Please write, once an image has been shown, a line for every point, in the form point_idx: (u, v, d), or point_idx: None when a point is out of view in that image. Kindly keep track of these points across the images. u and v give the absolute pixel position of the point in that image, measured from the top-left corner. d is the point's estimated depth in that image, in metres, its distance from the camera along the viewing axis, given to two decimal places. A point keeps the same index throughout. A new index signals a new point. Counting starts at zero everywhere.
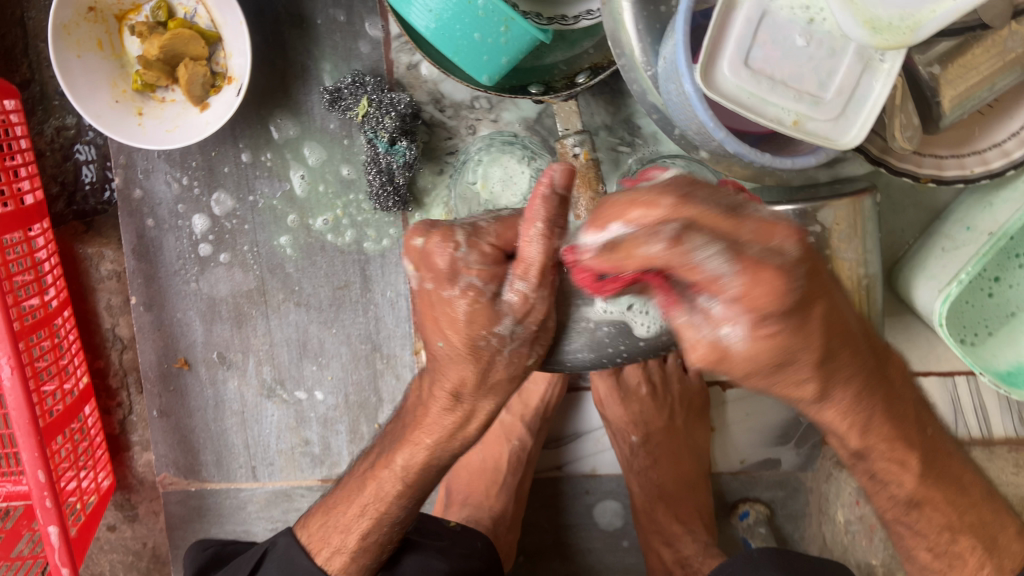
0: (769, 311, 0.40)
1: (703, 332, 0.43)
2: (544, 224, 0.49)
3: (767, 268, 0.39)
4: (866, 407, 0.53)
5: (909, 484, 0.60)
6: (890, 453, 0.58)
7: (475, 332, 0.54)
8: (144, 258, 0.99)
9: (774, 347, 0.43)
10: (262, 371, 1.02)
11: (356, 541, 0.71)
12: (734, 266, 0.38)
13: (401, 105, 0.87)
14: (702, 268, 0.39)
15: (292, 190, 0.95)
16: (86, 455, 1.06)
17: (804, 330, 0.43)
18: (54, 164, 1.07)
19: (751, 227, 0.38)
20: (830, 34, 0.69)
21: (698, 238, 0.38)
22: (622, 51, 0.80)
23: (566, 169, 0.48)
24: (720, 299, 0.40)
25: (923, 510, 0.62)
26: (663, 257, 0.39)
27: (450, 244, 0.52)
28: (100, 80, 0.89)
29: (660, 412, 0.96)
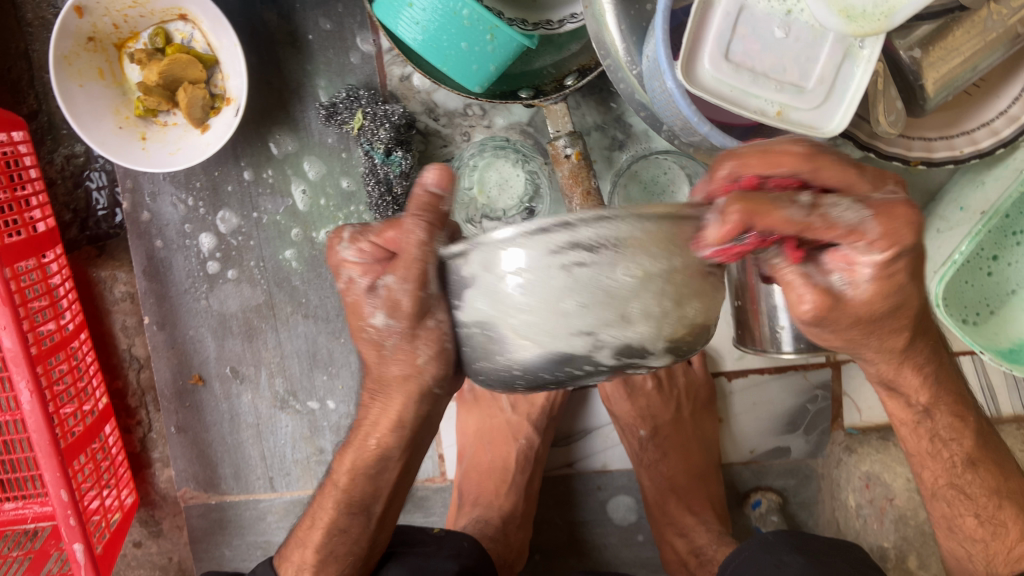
0: (904, 248, 0.48)
1: (817, 280, 0.51)
2: (418, 219, 0.53)
3: (897, 207, 0.47)
4: (937, 361, 0.63)
5: (965, 448, 0.67)
6: (952, 410, 0.66)
7: (357, 322, 0.59)
8: (155, 279, 1.01)
9: (891, 292, 0.52)
10: (274, 383, 1.04)
11: (313, 554, 0.73)
12: (870, 211, 0.46)
13: (394, 116, 0.88)
14: (841, 224, 0.46)
15: (295, 205, 0.97)
16: (109, 473, 1.09)
17: (920, 278, 0.54)
18: (66, 192, 1.10)
19: (839, 169, 0.47)
20: (808, 25, 0.70)
21: (832, 197, 0.46)
22: (607, 52, 0.81)
23: (437, 169, 0.54)
24: (864, 245, 0.48)
25: (976, 472, 0.67)
26: (804, 221, 0.45)
27: (339, 240, 0.59)
28: (102, 108, 0.92)
29: (666, 405, 0.98)
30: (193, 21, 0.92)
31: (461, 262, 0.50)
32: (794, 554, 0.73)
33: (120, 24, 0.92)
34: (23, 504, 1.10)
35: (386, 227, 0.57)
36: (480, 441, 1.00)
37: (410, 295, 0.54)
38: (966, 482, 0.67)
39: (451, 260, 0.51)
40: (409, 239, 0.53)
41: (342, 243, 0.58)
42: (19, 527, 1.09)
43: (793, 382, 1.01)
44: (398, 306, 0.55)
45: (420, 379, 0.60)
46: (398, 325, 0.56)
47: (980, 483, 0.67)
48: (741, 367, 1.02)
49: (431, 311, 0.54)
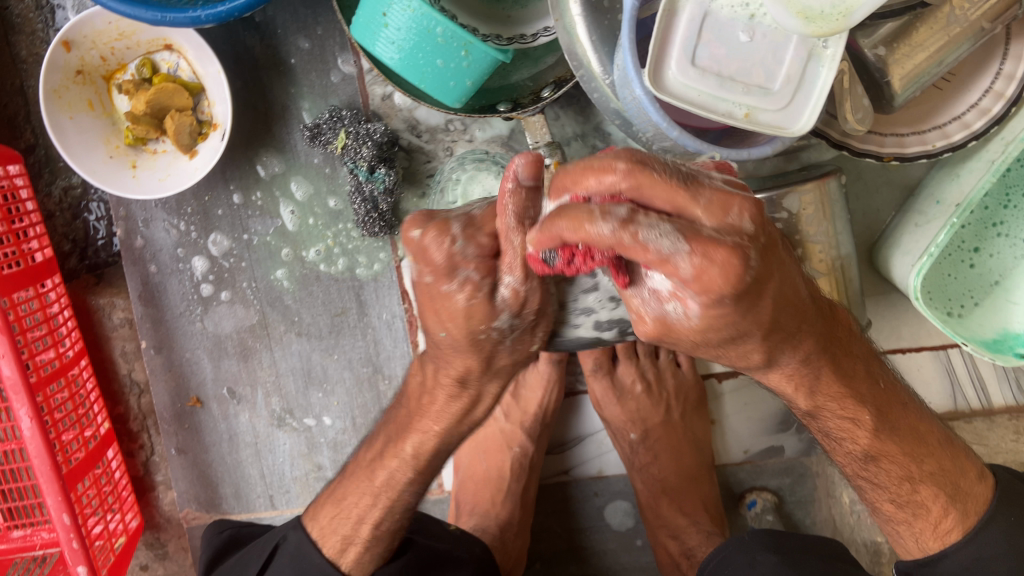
0: (722, 294, 0.46)
1: (651, 309, 0.50)
2: (518, 217, 0.50)
3: (719, 246, 0.44)
4: (815, 372, 0.60)
5: (863, 441, 0.67)
6: (841, 411, 0.65)
7: (475, 326, 0.54)
8: (151, 303, 1.03)
9: (716, 322, 0.49)
10: (271, 403, 1.06)
11: (371, 530, 0.74)
12: (686, 245, 0.44)
13: (376, 134, 0.91)
14: (653, 249, 0.44)
15: (284, 225, 0.99)
16: (112, 497, 1.11)
17: (760, 287, 0.48)
18: (65, 223, 1.12)
19: (704, 205, 0.46)
20: (770, 28, 0.72)
21: (648, 219, 0.44)
22: (580, 63, 0.83)
23: (529, 159, 0.50)
24: (680, 281, 0.46)
25: (880, 465, 0.69)
26: (613, 237, 0.44)
27: (446, 237, 0.51)
28: (94, 139, 0.94)
29: (657, 408, 0.98)
30: (179, 50, 0.94)
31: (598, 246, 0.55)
32: (769, 552, 0.74)
33: (108, 57, 0.94)
34: (32, 532, 1.12)
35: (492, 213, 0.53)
36: (474, 451, 1.02)
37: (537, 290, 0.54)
38: (872, 471, 0.70)
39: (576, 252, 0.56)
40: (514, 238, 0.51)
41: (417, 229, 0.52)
42: (29, 554, 1.11)
43: None
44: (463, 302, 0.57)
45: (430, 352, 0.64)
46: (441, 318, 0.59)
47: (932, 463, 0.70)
48: (731, 368, 1.03)
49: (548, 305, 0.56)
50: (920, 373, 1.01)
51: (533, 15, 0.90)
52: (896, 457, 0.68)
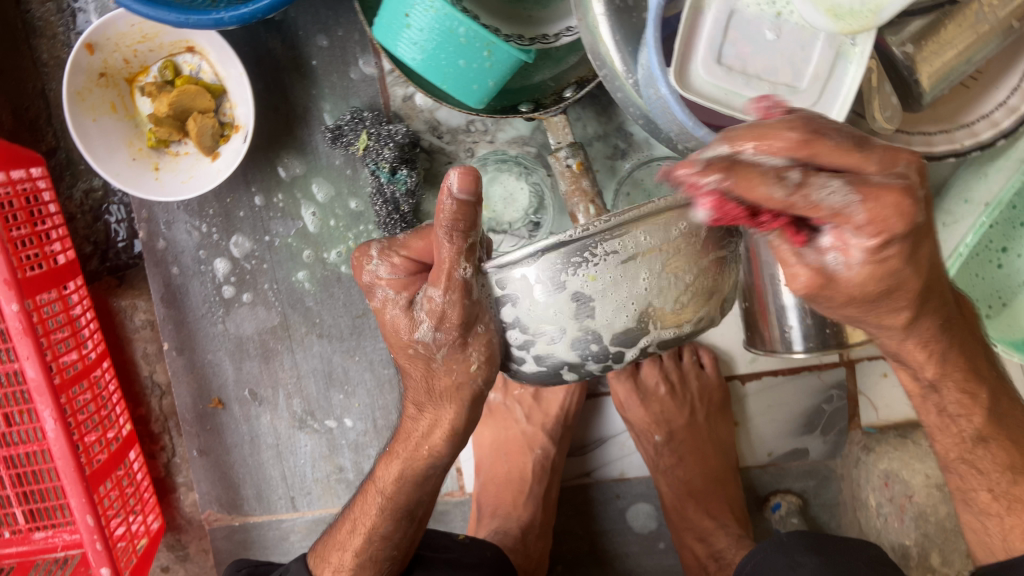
0: (894, 240, 0.44)
1: (808, 260, 0.47)
2: (450, 231, 0.54)
3: (887, 192, 0.41)
4: (947, 338, 0.61)
5: (933, 377, 0.64)
6: (962, 385, 0.65)
7: (404, 340, 0.63)
8: (173, 305, 1.04)
9: (887, 271, 0.47)
10: (292, 404, 1.06)
11: (353, 558, 0.75)
12: (859, 196, 0.41)
13: (398, 135, 0.91)
14: (824, 206, 0.41)
15: (305, 227, 0.99)
16: (134, 498, 1.11)
17: (916, 263, 0.49)
18: (87, 226, 1.13)
19: (878, 160, 0.43)
20: (798, 25, 0.71)
21: (821, 179, 0.41)
22: (603, 62, 0.82)
23: (464, 173, 0.51)
24: (853, 228, 0.43)
25: (988, 447, 0.67)
26: (786, 201, 0.41)
27: (367, 258, 0.63)
28: (116, 141, 0.95)
29: (681, 410, 0.98)
30: (201, 52, 0.95)
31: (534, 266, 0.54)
32: (810, 554, 0.73)
33: (131, 59, 0.95)
34: (54, 533, 1.14)
35: (414, 238, 0.62)
36: (496, 453, 1.02)
37: (455, 305, 0.58)
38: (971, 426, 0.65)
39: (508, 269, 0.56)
40: (440, 252, 0.55)
41: (372, 261, 0.63)
42: (51, 555, 1.13)
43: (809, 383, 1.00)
44: (445, 317, 0.59)
45: (472, 385, 0.64)
46: (448, 337, 0.60)
47: None
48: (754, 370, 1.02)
49: (479, 318, 0.59)
50: None
51: (555, 15, 0.90)
52: (1000, 450, 0.67)
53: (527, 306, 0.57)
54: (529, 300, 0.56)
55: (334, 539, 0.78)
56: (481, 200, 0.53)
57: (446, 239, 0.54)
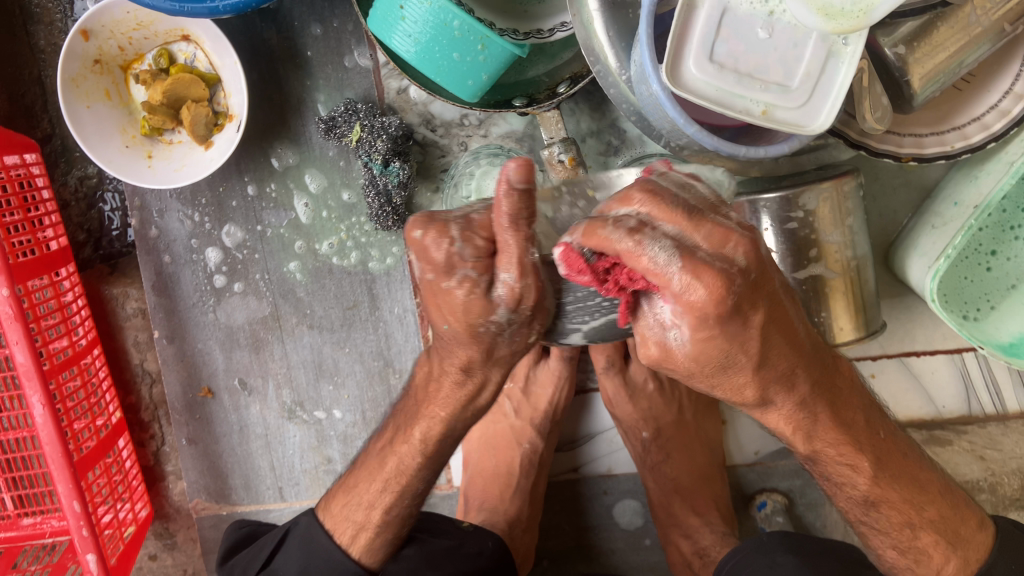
0: (711, 298, 0.47)
1: (655, 333, 0.51)
2: (459, 212, 0.55)
3: (708, 269, 0.46)
4: (812, 414, 0.60)
5: (863, 487, 0.65)
6: (841, 455, 0.64)
7: (471, 320, 0.53)
8: (164, 294, 1.04)
9: (710, 355, 0.51)
10: (282, 394, 1.06)
11: (378, 517, 0.75)
12: (682, 262, 0.45)
13: (392, 128, 0.91)
14: (655, 258, 0.46)
15: (298, 218, 1.00)
16: (122, 486, 1.11)
17: (776, 324, 0.52)
18: (80, 213, 1.13)
19: (705, 235, 0.47)
20: (790, 24, 0.71)
21: (654, 237, 0.45)
22: (597, 58, 0.82)
23: (521, 165, 0.48)
24: (673, 294, 0.47)
25: (879, 510, 0.67)
26: (622, 243, 0.46)
27: None
28: (110, 128, 0.95)
29: (668, 407, 0.99)
30: (196, 41, 0.94)
31: (597, 276, 0.55)
32: (788, 554, 0.74)
33: (125, 47, 0.95)
34: (41, 520, 1.14)
35: None
36: (484, 446, 1.03)
37: (532, 289, 0.52)
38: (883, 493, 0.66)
39: (568, 286, 0.56)
40: (505, 237, 0.50)
41: None
42: (38, 541, 1.13)
43: None
44: None
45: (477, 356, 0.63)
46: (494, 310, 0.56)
47: None
48: None
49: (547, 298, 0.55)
50: (934, 377, 1.00)
51: (550, 11, 0.90)
52: (895, 503, 0.66)
53: (589, 290, 0.57)
54: (595, 290, 0.57)
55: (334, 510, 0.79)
56: (539, 191, 0.49)
57: (511, 224, 0.49)
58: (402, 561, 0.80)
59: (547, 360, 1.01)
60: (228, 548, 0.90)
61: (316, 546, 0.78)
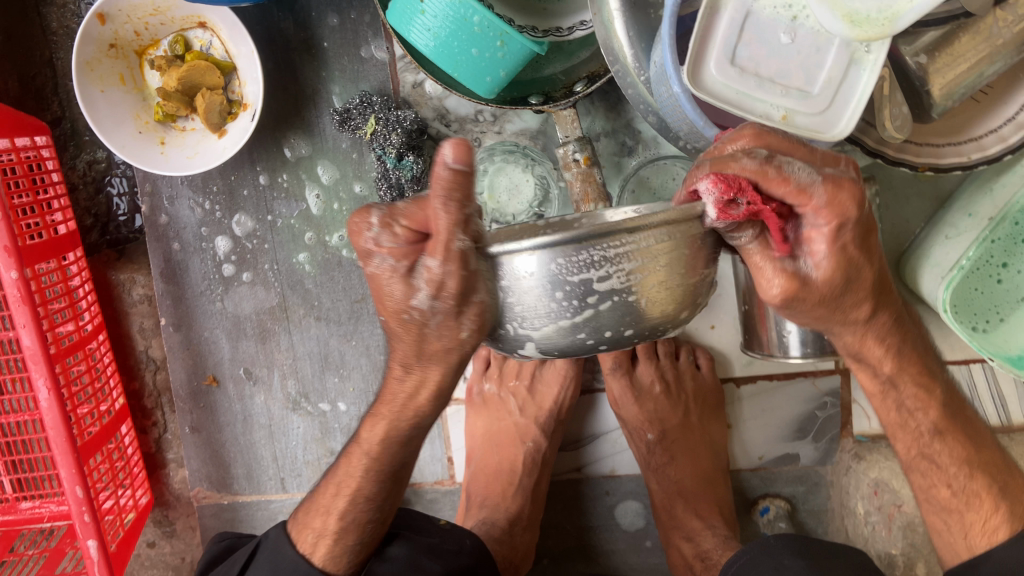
0: (847, 222, 0.53)
1: (787, 266, 0.56)
2: (446, 201, 0.48)
3: (846, 185, 0.52)
4: (900, 333, 0.66)
5: (931, 417, 0.69)
6: (917, 380, 0.68)
7: (398, 306, 0.54)
8: (172, 281, 1.03)
9: (838, 278, 0.57)
10: (286, 385, 1.06)
11: (336, 522, 0.74)
12: (821, 176, 0.51)
13: (407, 121, 0.91)
14: (794, 180, 0.51)
15: (309, 209, 0.99)
16: (124, 472, 1.11)
17: (867, 250, 0.57)
18: (88, 197, 1.12)
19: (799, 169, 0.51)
20: (813, 30, 0.71)
21: (789, 160, 0.51)
22: (615, 58, 0.83)
23: (458, 147, 0.45)
24: (813, 213, 0.53)
25: (946, 441, 0.69)
26: (759, 168, 0.50)
27: (364, 222, 0.52)
28: (123, 113, 0.94)
29: (674, 410, 0.99)
30: (212, 28, 0.94)
31: (539, 263, 0.53)
32: (796, 557, 0.74)
33: (141, 32, 0.94)
34: (41, 504, 1.15)
35: (417, 206, 0.52)
36: (488, 443, 1.02)
37: (454, 275, 0.51)
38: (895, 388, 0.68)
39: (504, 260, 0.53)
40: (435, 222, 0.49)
41: (371, 227, 0.52)
42: (36, 525, 1.14)
43: (803, 389, 1.01)
44: (444, 288, 0.52)
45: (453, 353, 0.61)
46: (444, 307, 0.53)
47: (949, 455, 0.69)
48: (750, 373, 1.02)
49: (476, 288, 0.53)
50: None
51: (569, 9, 0.90)
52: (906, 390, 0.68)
53: (528, 288, 0.54)
54: (528, 290, 0.54)
55: (316, 508, 0.77)
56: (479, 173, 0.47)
57: (442, 210, 0.48)
58: (393, 559, 0.80)
59: (553, 358, 1.01)
60: (210, 562, 0.90)
61: (283, 556, 0.78)
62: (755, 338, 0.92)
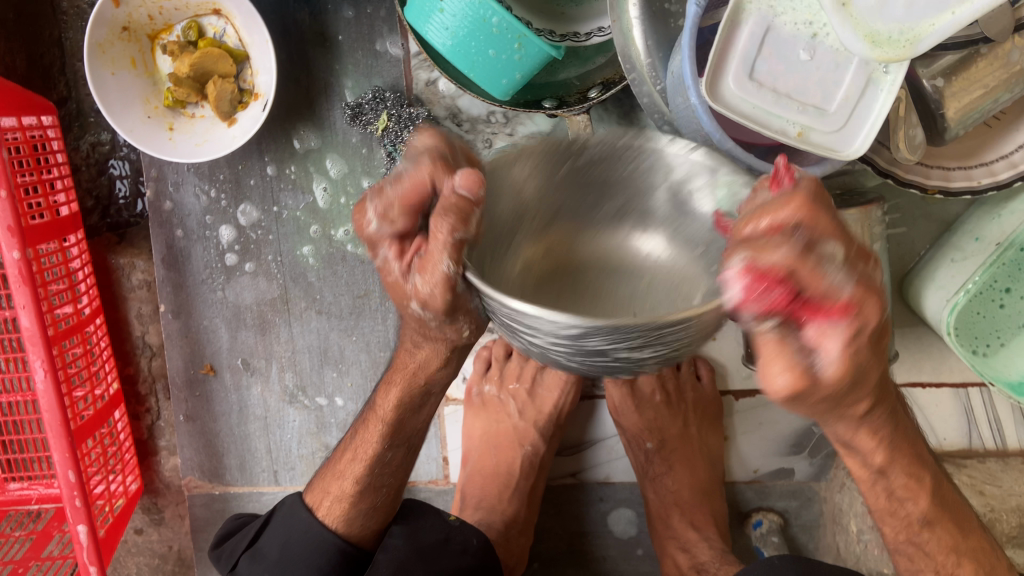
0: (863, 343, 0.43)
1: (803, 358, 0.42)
2: (446, 217, 0.50)
3: (872, 299, 0.42)
4: (892, 422, 0.61)
5: (881, 501, 0.69)
6: (906, 470, 0.66)
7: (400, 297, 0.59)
8: (173, 268, 1.03)
9: (845, 378, 0.44)
10: (284, 377, 1.05)
11: (352, 484, 0.80)
12: (852, 282, 0.42)
13: (419, 119, 0.93)
14: (827, 283, 0.41)
15: (315, 202, 0.99)
16: (115, 458, 1.10)
17: (877, 353, 0.49)
18: (90, 178, 1.12)
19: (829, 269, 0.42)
20: (832, 48, 0.71)
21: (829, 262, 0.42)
22: (632, 66, 0.82)
23: (471, 176, 0.52)
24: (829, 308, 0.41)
25: (933, 531, 0.69)
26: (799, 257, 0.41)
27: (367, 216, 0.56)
28: (132, 97, 0.93)
29: (674, 420, 0.99)
30: (227, 16, 0.93)
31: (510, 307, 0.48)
32: None
33: (155, 16, 0.93)
34: (30, 485, 1.15)
35: (412, 195, 0.54)
36: (485, 444, 1.02)
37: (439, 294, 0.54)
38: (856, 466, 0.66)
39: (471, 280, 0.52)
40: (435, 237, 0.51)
41: (369, 222, 0.56)
42: (24, 507, 1.14)
43: None
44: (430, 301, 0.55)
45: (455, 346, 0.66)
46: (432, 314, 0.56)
47: (936, 542, 0.70)
48: (747, 386, 1.03)
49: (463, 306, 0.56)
50: (937, 410, 1.00)
51: (589, 13, 0.90)
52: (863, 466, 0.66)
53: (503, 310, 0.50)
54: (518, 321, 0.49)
55: (333, 470, 0.83)
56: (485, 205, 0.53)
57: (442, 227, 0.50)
58: (391, 551, 0.81)
59: (554, 363, 1.01)
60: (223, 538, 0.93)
61: (298, 520, 0.83)
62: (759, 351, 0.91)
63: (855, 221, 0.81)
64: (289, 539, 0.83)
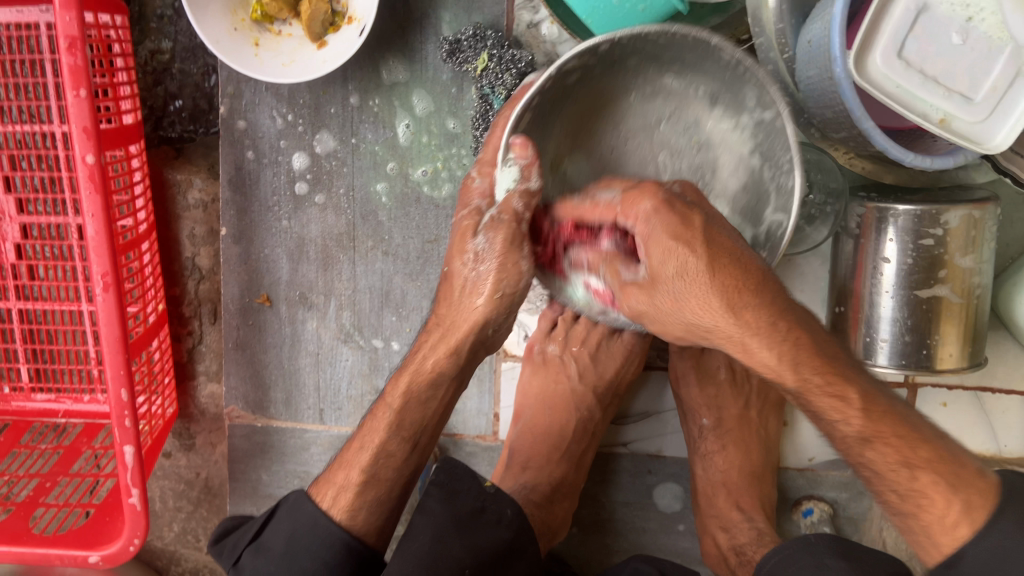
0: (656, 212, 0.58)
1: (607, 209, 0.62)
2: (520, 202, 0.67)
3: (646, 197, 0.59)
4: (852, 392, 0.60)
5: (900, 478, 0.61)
6: (884, 441, 0.61)
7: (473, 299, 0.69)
8: (239, 190, 0.99)
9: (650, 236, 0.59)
10: (341, 316, 1.02)
11: (358, 474, 0.77)
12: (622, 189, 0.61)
13: (522, 62, 0.87)
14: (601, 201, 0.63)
15: (395, 138, 0.95)
16: (157, 379, 1.07)
17: (693, 236, 0.56)
18: (145, 88, 1.07)
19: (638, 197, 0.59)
20: (987, 35, 0.69)
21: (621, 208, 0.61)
22: (761, 29, 0.80)
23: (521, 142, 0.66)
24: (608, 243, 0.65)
25: (921, 484, 0.61)
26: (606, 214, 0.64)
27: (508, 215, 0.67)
28: (220, 7, 0.88)
29: (736, 399, 0.96)
30: None
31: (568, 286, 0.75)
32: (838, 558, 0.69)
33: None
34: (57, 398, 1.12)
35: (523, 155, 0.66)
36: (539, 404, 0.99)
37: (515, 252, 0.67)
38: (871, 457, 0.62)
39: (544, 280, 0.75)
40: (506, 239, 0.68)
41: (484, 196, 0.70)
42: (51, 419, 1.11)
43: None
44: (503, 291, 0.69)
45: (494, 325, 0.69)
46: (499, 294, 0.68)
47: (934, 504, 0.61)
48: None
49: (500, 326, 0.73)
50: (1004, 416, 0.99)
51: None
52: (891, 439, 0.61)
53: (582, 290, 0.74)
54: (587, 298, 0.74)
55: (339, 463, 0.79)
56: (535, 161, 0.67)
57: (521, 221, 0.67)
58: (428, 514, 0.78)
59: (621, 332, 0.98)
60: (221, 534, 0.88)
61: (303, 512, 0.77)
62: (843, 341, 0.88)
63: (968, 216, 0.79)
64: (296, 532, 0.76)
